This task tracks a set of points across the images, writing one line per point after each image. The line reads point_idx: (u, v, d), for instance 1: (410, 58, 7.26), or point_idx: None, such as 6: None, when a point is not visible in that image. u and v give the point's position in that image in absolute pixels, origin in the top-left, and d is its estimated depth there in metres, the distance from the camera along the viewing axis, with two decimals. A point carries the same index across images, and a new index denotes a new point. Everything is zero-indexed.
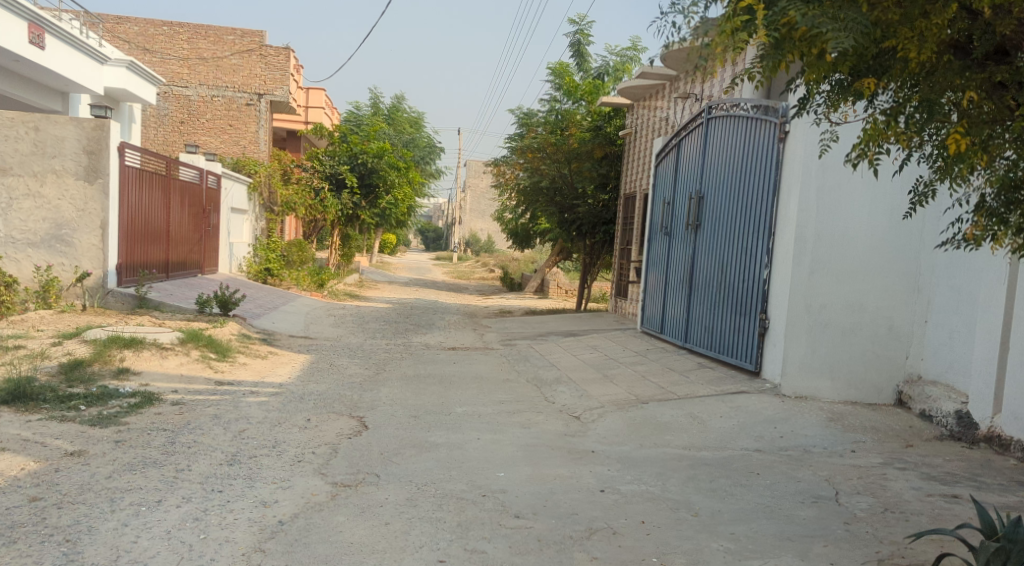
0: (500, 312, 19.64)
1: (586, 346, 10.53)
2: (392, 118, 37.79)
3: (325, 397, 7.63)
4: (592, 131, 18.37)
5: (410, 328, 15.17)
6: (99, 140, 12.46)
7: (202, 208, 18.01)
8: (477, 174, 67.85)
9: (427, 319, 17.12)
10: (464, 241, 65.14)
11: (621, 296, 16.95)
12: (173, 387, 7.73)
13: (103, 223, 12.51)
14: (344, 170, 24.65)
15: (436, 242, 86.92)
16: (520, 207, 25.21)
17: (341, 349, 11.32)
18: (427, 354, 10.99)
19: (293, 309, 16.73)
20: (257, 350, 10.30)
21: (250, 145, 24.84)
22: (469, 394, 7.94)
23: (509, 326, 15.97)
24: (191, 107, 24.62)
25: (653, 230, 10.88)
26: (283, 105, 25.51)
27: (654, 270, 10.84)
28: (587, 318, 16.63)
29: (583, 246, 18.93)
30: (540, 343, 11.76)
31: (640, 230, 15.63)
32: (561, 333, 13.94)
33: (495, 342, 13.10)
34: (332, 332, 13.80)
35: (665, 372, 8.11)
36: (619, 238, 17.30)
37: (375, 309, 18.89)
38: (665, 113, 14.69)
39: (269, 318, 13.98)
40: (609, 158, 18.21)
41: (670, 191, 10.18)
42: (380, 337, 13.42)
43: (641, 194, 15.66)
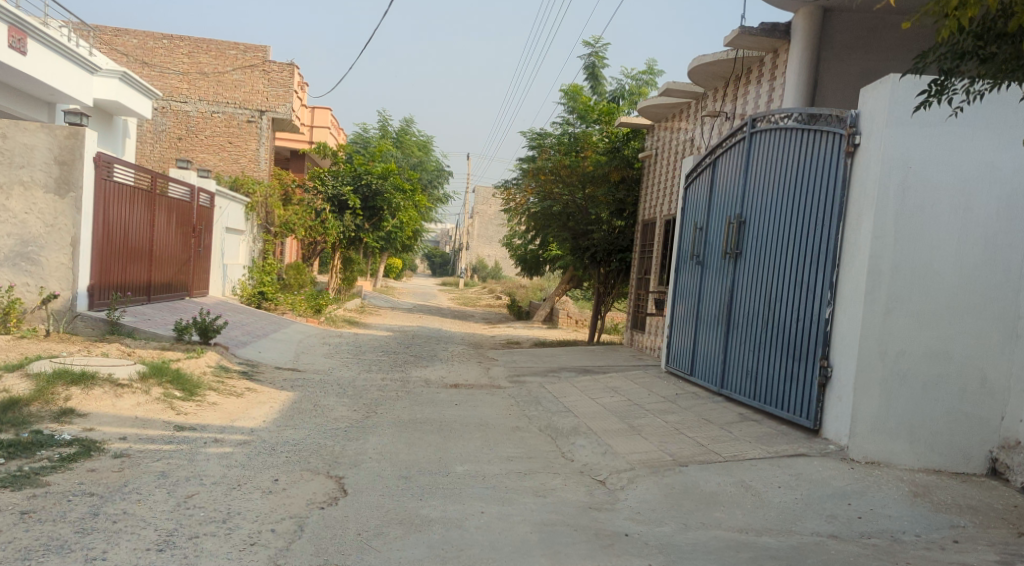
0: (508, 344, 18.43)
1: (605, 387, 9.33)
2: (401, 141, 36.95)
3: (300, 449, 6.46)
4: (609, 154, 17.16)
5: (409, 360, 13.98)
6: (74, 149, 11.48)
7: (193, 227, 16.92)
8: (485, 199, 66.96)
9: (428, 350, 15.92)
10: (471, 267, 64.09)
11: (638, 329, 15.73)
12: (121, 433, 6.60)
13: (74, 240, 11.49)
14: (347, 191, 23.48)
15: (442, 268, 85.84)
16: (530, 233, 24.08)
17: (329, 385, 10.16)
18: (424, 392, 9.81)
19: (284, 337, 15.57)
20: (234, 384, 9.15)
21: (250, 164, 23.64)
22: (470, 446, 6.75)
23: (517, 359, 14.76)
24: (189, 123, 23.59)
25: (682, 258, 9.71)
26: (285, 124, 24.40)
27: (682, 302, 9.66)
28: (600, 353, 15.42)
29: (597, 274, 17.55)
30: (552, 382, 10.54)
31: (661, 259, 14.49)
32: (573, 369, 12.72)
33: (501, 379, 11.90)
34: (322, 363, 12.62)
35: (702, 424, 6.88)
36: (636, 267, 16.17)
37: (375, 338, 17.70)
38: (691, 134, 13.57)
39: (255, 346, 12.81)
40: (626, 182, 17.06)
41: (703, 215, 9.02)
42: (375, 370, 12.25)
43: (663, 221, 14.52)
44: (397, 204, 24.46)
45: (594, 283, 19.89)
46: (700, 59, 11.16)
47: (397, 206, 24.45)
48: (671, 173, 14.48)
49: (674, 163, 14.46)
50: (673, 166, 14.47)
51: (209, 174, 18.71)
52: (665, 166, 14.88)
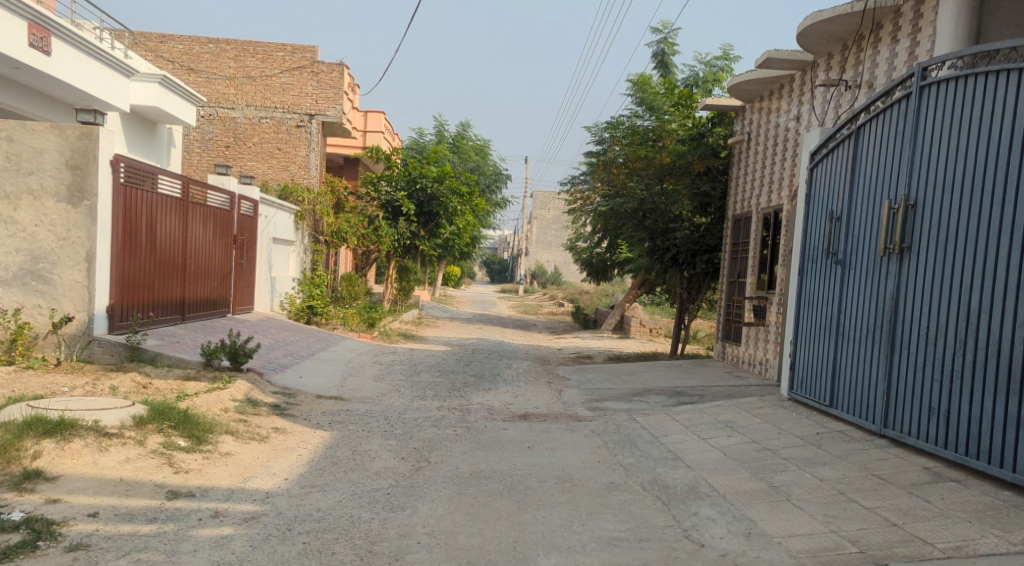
0: (579, 358, 16.53)
1: (716, 422, 7.49)
2: (456, 146, 35.48)
3: (326, 529, 4.75)
4: (693, 141, 15.15)
5: (470, 383, 12.20)
6: (87, 151, 9.80)
7: (235, 237, 15.48)
8: (544, 203, 65.11)
9: (492, 369, 14.14)
10: (530, 273, 62.43)
11: (731, 341, 13.86)
12: (94, 507, 4.95)
13: (90, 255, 9.84)
14: (401, 196, 22.00)
15: (502, 275, 84.25)
16: (599, 234, 22.23)
17: (377, 418, 8.44)
18: (491, 428, 8.02)
19: (332, 356, 14.02)
20: (257, 424, 7.47)
21: (300, 171, 22.27)
22: (557, 523, 4.96)
23: (593, 379, 12.88)
24: (237, 131, 22.24)
25: (807, 255, 7.78)
26: (336, 127, 22.99)
27: (808, 311, 7.73)
28: (688, 370, 13.50)
29: (680, 278, 15.77)
30: (644, 412, 8.67)
31: (758, 260, 12.69)
32: (662, 395, 10.83)
33: (578, 406, 10.05)
34: (372, 389, 10.96)
35: (876, 488, 5.04)
36: (727, 269, 14.26)
37: (432, 355, 16.00)
38: (796, 113, 11.65)
39: (294, 370, 11.22)
40: (713, 172, 15.07)
41: (838, 201, 7.09)
42: (430, 397, 10.51)
43: (760, 216, 12.73)
44: (453, 208, 22.93)
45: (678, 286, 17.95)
46: (813, 18, 9.19)
47: (454, 210, 22.93)
48: (767, 162, 12.61)
49: (770, 147, 12.58)
50: (771, 150, 12.53)
51: (252, 182, 17.31)
52: (760, 152, 12.96)
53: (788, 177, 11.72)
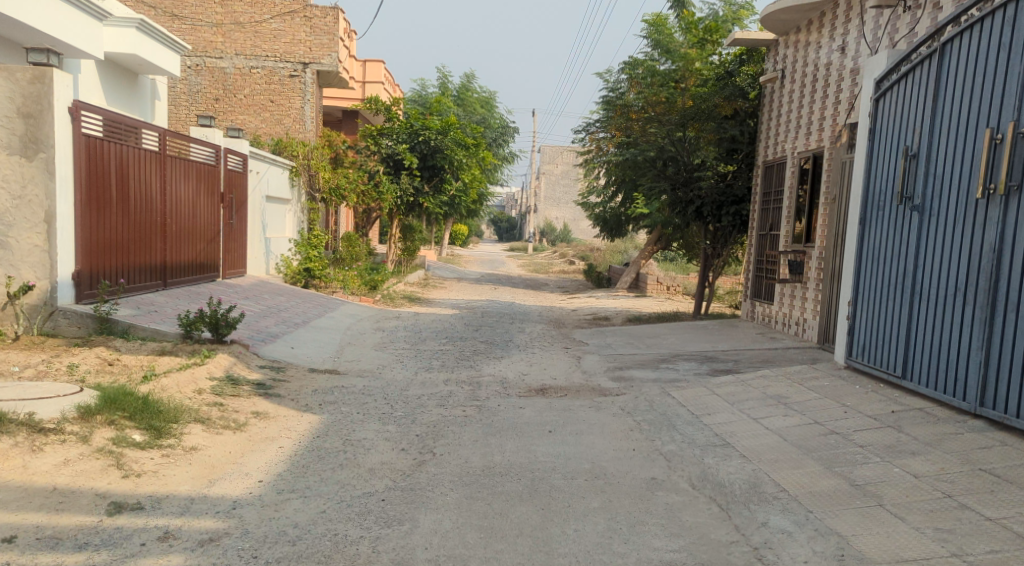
0: (595, 320, 15.50)
1: (766, 397, 6.45)
2: (460, 98, 34.27)
3: (303, 557, 3.79)
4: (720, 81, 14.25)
5: (480, 351, 11.19)
6: (39, 97, 8.69)
7: (224, 195, 14.43)
8: (552, 158, 63.68)
9: (503, 334, 13.12)
10: (538, 231, 61.34)
11: (763, 299, 13.02)
12: (13, 530, 3.94)
13: (49, 215, 8.78)
14: (403, 149, 20.99)
15: (510, 233, 83.07)
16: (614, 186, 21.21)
17: (375, 397, 7.42)
18: (505, 408, 6.99)
19: (331, 322, 13.03)
20: (234, 408, 6.45)
21: (295, 124, 21.12)
22: (593, 541, 3.97)
23: (613, 344, 11.85)
24: (226, 81, 21.07)
25: (871, 202, 6.81)
26: (332, 77, 21.74)
27: (872, 266, 6.77)
28: (716, 332, 12.48)
29: (705, 232, 14.80)
30: (678, 385, 7.64)
31: (794, 207, 11.99)
32: (692, 362, 9.80)
33: (601, 377, 9.03)
34: (372, 361, 9.95)
35: (993, 492, 4.02)
36: (758, 221, 13.48)
37: (439, 320, 15.01)
38: (842, 43, 10.79)
39: (287, 341, 10.21)
40: (740, 115, 14.19)
41: (915, 135, 6.12)
42: (436, 369, 9.50)
43: (797, 161, 12.02)
44: (458, 161, 21.87)
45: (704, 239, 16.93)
46: None
47: (459, 163, 21.87)
48: (808, 103, 11.79)
49: (808, 87, 11.82)
50: (808, 89, 11.85)
51: (241, 135, 16.15)
52: (798, 92, 12.20)
53: (830, 115, 10.91)
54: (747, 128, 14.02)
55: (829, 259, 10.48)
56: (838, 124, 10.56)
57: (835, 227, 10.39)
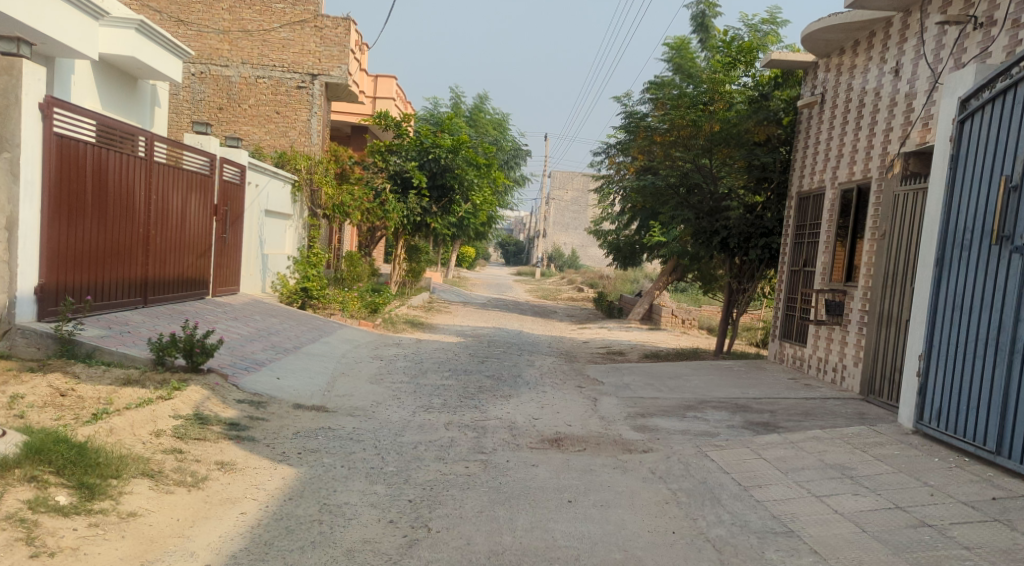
0: (609, 355, 14.49)
1: (827, 468, 5.45)
2: (473, 119, 33.47)
3: None
4: (753, 105, 13.33)
5: (486, 387, 10.17)
6: (6, 90, 7.79)
7: (218, 207, 13.49)
8: (563, 183, 62.93)
9: (512, 368, 12.09)
10: (547, 256, 60.45)
11: (793, 339, 12.04)
12: None
13: (11, 223, 7.84)
14: (412, 167, 20.19)
15: (516, 256, 82.12)
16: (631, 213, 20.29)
17: (365, 445, 6.40)
18: (514, 464, 5.97)
19: (326, 348, 12.06)
20: (195, 456, 5.43)
21: (300, 137, 20.26)
22: None
23: (632, 385, 10.81)
24: (231, 90, 20.23)
25: (953, 243, 5.88)
26: (342, 90, 20.90)
27: (951, 317, 5.85)
28: (743, 375, 11.44)
29: (730, 265, 13.84)
30: (716, 444, 6.62)
31: (833, 240, 11.04)
32: (723, 412, 8.76)
33: (622, 427, 7.99)
34: (367, 396, 8.93)
35: None
36: (789, 256, 12.53)
37: (442, 349, 14.03)
38: (895, 64, 9.85)
39: (272, 370, 9.21)
40: (771, 143, 13.24)
41: (1019, 164, 5.20)
42: (437, 410, 8.47)
43: (836, 191, 11.05)
44: (468, 182, 21.00)
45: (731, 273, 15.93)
46: None
47: (469, 184, 21.01)
48: (850, 130, 10.86)
49: (851, 112, 10.88)
50: (851, 115, 10.88)
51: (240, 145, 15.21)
52: (838, 118, 11.28)
53: (880, 142, 9.95)
54: (777, 156, 13.04)
55: (875, 300, 9.50)
56: (890, 152, 9.61)
57: (883, 264, 9.43)
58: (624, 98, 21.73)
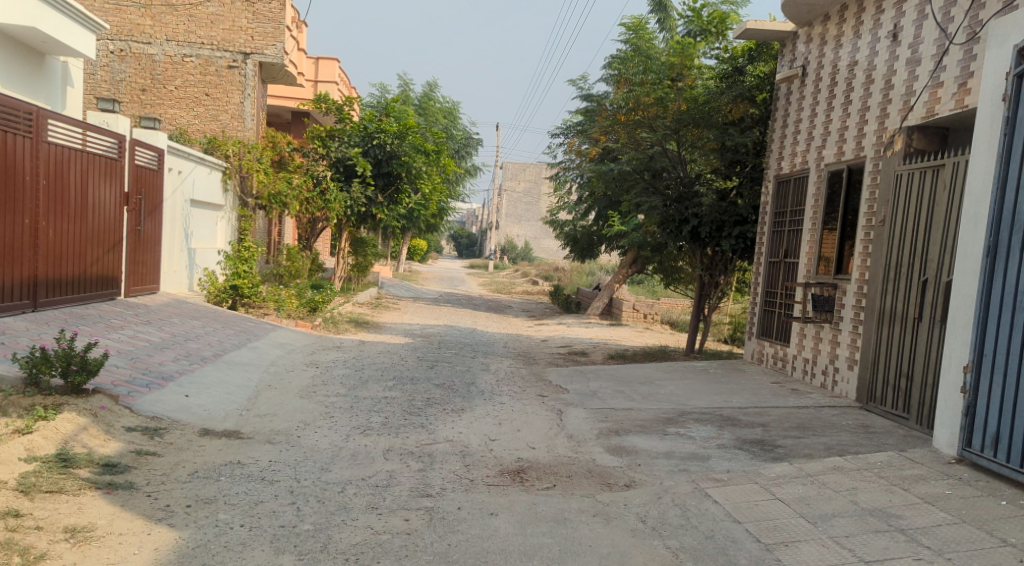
0: (570, 356, 13.32)
1: (870, 520, 4.34)
2: (422, 107, 31.84)
3: None
4: (727, 81, 12.16)
5: (435, 400, 8.87)
6: None
7: (129, 195, 11.88)
8: (515, 174, 61.65)
9: (466, 374, 10.81)
10: (500, 248, 59.25)
11: (772, 337, 10.96)
12: None
13: None
14: (356, 154, 18.81)
15: (469, 249, 80.64)
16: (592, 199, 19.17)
17: (278, 488, 5.06)
18: (468, 514, 4.71)
19: (254, 354, 10.64)
20: (36, 522, 4.05)
21: (233, 121, 18.60)
22: None
23: (600, 393, 9.62)
24: (155, 70, 18.58)
25: (1015, 229, 4.89)
26: (277, 71, 19.33)
27: (1011, 319, 4.87)
28: (722, 378, 10.33)
29: (700, 258, 12.62)
30: (714, 476, 5.45)
31: (819, 229, 9.90)
32: (708, 427, 7.60)
33: (595, 452, 6.77)
34: (294, 416, 7.57)
35: None
36: (768, 247, 11.37)
37: (387, 351, 12.70)
38: (893, 29, 8.74)
39: (180, 387, 7.78)
40: (743, 122, 12.08)
41: None
42: (377, 433, 7.15)
43: (822, 173, 9.88)
44: (416, 168, 19.65)
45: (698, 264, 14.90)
46: None
47: (417, 171, 19.69)
48: (837, 105, 9.74)
49: (838, 84, 9.76)
50: (839, 89, 9.73)
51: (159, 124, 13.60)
52: (822, 93, 10.15)
53: (875, 118, 8.84)
54: (749, 138, 11.87)
55: (874, 295, 8.39)
56: (890, 128, 8.49)
57: (883, 253, 8.29)
58: (581, 81, 20.55)
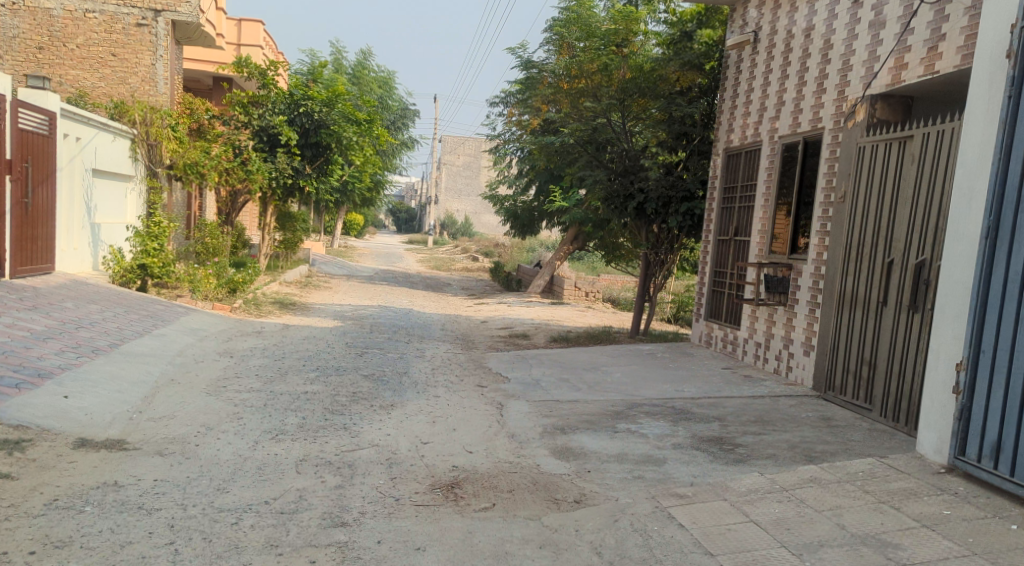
0: (511, 338, 12.60)
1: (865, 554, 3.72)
2: (356, 76, 30.51)
3: None
4: (676, 46, 11.42)
5: (361, 395, 8.03)
6: None
7: (13, 162, 10.97)
8: (453, 148, 60.45)
9: (397, 362, 9.98)
10: (439, 223, 58.22)
11: (721, 319, 10.32)
12: None
13: None
14: (280, 122, 17.64)
15: (408, 223, 79.28)
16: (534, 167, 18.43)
17: (155, 520, 4.22)
18: (389, 550, 3.94)
19: (160, 343, 9.60)
20: None
21: (143, 84, 17.45)
22: None
23: (543, 383, 8.90)
24: (53, 26, 17.35)
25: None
26: (192, 31, 18.12)
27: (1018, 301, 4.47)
28: (670, 363, 9.69)
29: (647, 234, 11.89)
30: (673, 490, 4.77)
31: (773, 209, 9.05)
32: (661, 423, 6.94)
33: (538, 457, 6.04)
34: (195, 419, 6.66)
35: None
36: (716, 224, 10.62)
37: (313, 336, 11.78)
38: None
39: (61, 387, 6.81)
40: (691, 91, 11.42)
41: None
42: (290, 438, 6.29)
43: (776, 145, 9.02)
44: (347, 139, 18.53)
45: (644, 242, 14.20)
46: None
47: (347, 142, 18.57)
48: (793, 72, 8.82)
49: (794, 51, 8.82)
50: (793, 54, 8.85)
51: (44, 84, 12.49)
52: (775, 61, 9.20)
53: (833, 84, 8.02)
54: (697, 107, 11.22)
55: (833, 277, 7.64)
56: (850, 96, 7.67)
57: (844, 233, 7.53)
58: (520, 49, 19.65)
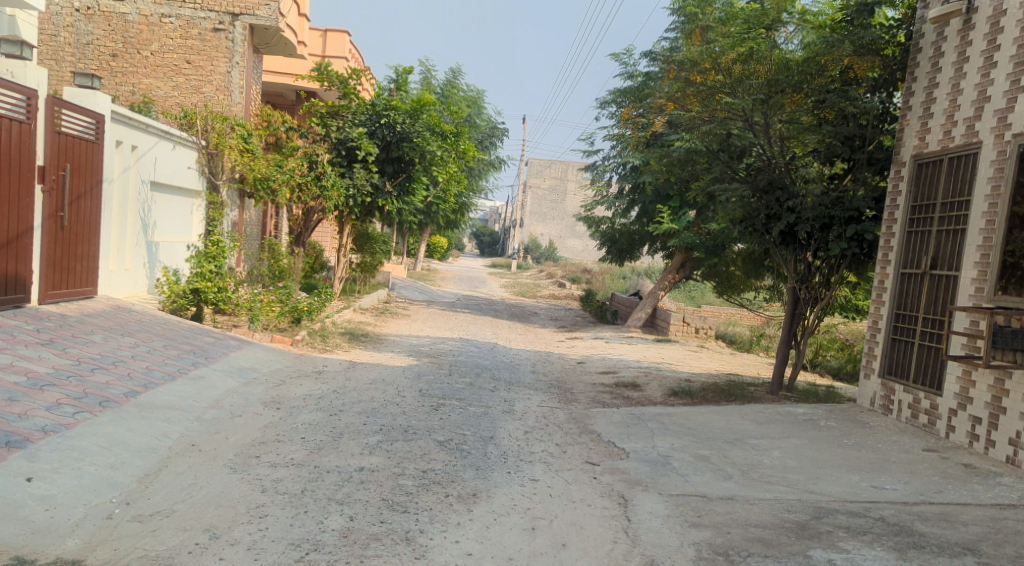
0: (619, 389, 10.32)
1: None
2: (444, 95, 28.92)
3: None
4: (845, 30, 9.05)
5: (435, 476, 5.91)
6: None
7: (47, 169, 9.35)
8: (539, 172, 58.62)
9: (481, 422, 7.82)
10: (524, 247, 56.30)
11: (907, 378, 7.83)
12: None
13: None
14: (360, 134, 15.91)
15: (492, 247, 77.81)
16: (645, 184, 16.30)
17: None
18: None
19: (193, 391, 7.71)
20: None
21: (217, 93, 16.01)
22: None
23: (677, 464, 6.61)
24: (128, 32, 16.07)
25: None
26: (271, 36, 16.64)
27: None
28: (843, 438, 7.23)
29: (799, 265, 9.46)
30: None
31: (1004, 232, 6.65)
32: (879, 553, 4.61)
33: None
34: (199, 518, 4.67)
35: None
36: (900, 254, 8.15)
37: (381, 380, 9.77)
38: None
39: (25, 465, 4.89)
40: (859, 87, 9.08)
41: None
42: (327, 562, 4.23)
43: (1010, 147, 6.67)
44: (431, 154, 16.71)
45: (778, 271, 11.72)
46: None
47: (432, 157, 16.72)
48: None
49: None
50: None
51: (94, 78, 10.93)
52: (1006, 35, 6.85)
53: None
54: (872, 106, 8.85)
55: None
56: None
57: None
58: (626, 54, 17.55)
